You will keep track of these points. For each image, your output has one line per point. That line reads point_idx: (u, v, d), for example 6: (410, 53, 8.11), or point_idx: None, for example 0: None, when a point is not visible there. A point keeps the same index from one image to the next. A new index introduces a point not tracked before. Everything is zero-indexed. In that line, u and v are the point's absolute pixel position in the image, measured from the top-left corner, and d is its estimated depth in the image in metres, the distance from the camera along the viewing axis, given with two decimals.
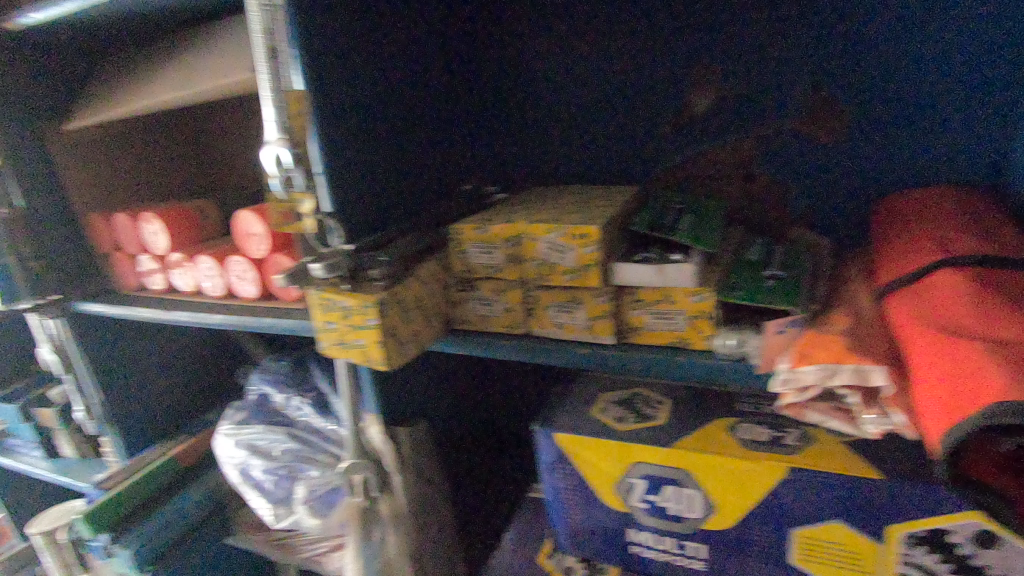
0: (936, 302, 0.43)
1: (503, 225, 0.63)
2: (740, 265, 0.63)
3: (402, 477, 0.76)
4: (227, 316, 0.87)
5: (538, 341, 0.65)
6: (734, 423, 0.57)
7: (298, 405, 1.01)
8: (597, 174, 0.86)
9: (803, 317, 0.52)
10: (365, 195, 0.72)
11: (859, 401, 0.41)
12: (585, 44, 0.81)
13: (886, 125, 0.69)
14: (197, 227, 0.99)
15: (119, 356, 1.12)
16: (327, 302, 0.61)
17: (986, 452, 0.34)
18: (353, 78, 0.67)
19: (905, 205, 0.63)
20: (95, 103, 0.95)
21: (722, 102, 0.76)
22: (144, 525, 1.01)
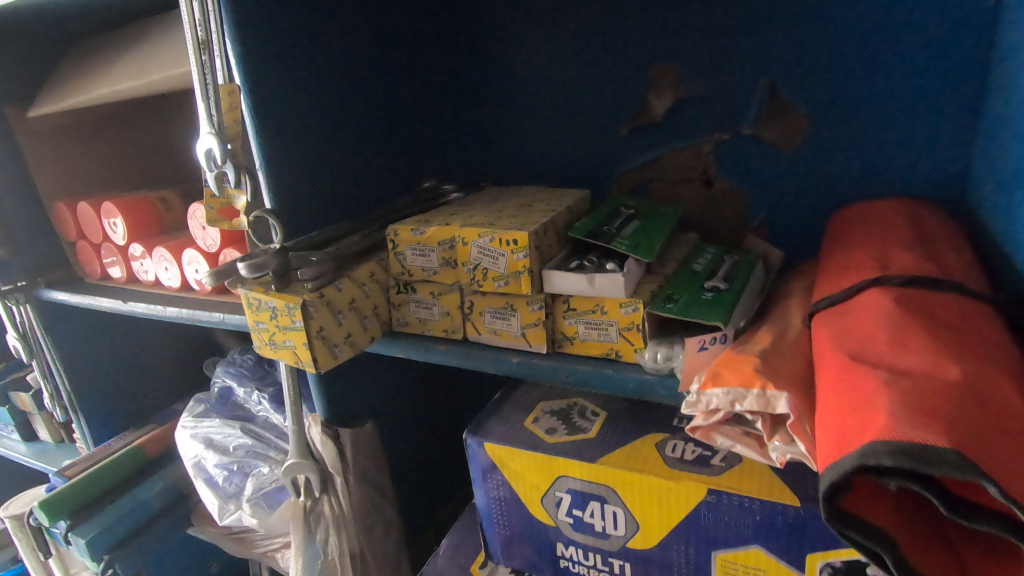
0: (854, 326, 0.41)
1: (437, 227, 0.61)
2: (683, 275, 0.61)
3: (344, 479, 0.75)
4: (180, 310, 0.86)
5: (474, 347, 0.63)
6: (664, 439, 0.55)
7: (258, 399, 1.00)
8: (557, 175, 0.84)
9: (732, 334, 0.50)
10: (308, 192, 0.70)
11: (765, 428, 0.39)
12: (544, 41, 0.78)
13: (846, 133, 0.66)
14: (159, 217, 0.98)
15: (87, 344, 1.12)
16: (257, 302, 0.61)
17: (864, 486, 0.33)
18: (293, 74, 0.66)
19: (857, 219, 0.60)
20: (57, 91, 0.94)
21: (682, 104, 0.73)
22: (102, 515, 1.00)
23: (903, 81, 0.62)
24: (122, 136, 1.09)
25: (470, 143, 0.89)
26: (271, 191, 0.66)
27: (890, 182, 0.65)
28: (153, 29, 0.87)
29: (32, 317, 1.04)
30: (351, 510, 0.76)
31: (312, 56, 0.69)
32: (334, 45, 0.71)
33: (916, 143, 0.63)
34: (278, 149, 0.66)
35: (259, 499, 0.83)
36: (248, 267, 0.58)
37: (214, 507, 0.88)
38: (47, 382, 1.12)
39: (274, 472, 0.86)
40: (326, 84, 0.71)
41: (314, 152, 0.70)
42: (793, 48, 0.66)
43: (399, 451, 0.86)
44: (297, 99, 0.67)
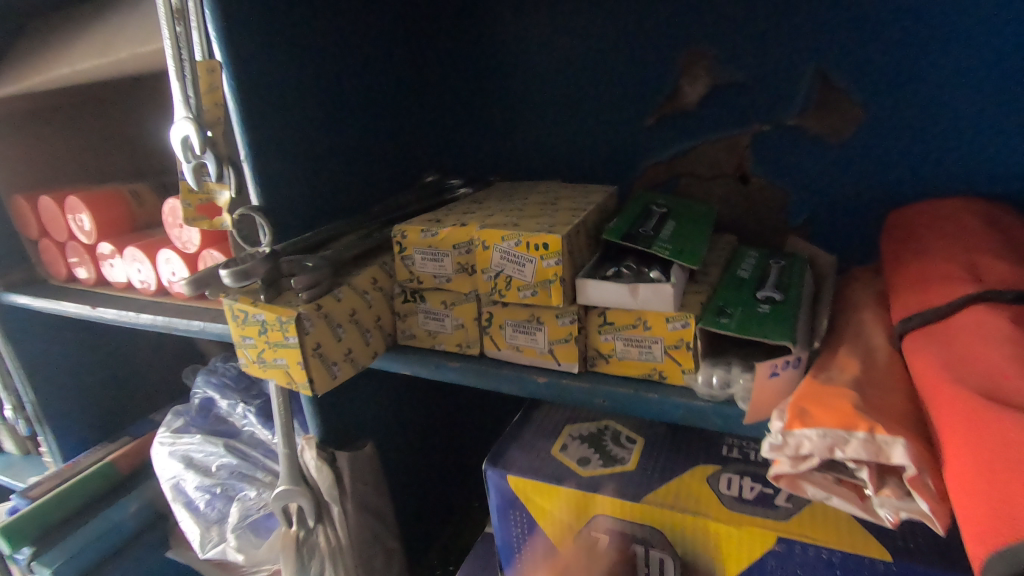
0: (966, 351, 0.35)
1: (452, 228, 0.53)
2: (730, 283, 0.54)
3: (342, 508, 0.67)
4: (155, 317, 0.78)
5: (492, 365, 0.56)
6: (716, 473, 0.49)
7: (243, 412, 0.90)
8: (573, 169, 0.77)
9: (804, 357, 0.43)
10: (299, 187, 0.62)
11: (871, 480, 0.33)
12: (561, 20, 0.71)
13: (902, 124, 0.59)
14: (130, 213, 0.88)
15: (52, 352, 1.02)
16: (242, 315, 0.53)
17: None
18: (280, 51, 0.58)
19: (923, 220, 0.54)
20: (12, 71, 0.84)
21: (717, 91, 0.66)
22: (70, 539, 0.92)
23: (970, 65, 0.55)
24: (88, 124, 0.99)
25: (476, 133, 0.81)
26: (258, 186, 0.58)
27: (949, 180, 0.59)
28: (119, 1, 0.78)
29: None
30: (349, 544, 0.68)
31: (302, 31, 0.60)
32: (326, 20, 0.63)
33: (982, 136, 0.57)
34: (264, 138, 0.57)
35: (243, 531, 0.77)
36: (231, 276, 0.49)
37: (195, 537, 0.80)
38: (8, 392, 1.02)
39: (261, 497, 0.78)
40: (318, 65, 0.62)
41: (305, 141, 0.62)
42: (844, 29, 0.59)
43: (399, 471, 0.79)
44: (285, 80, 0.59)
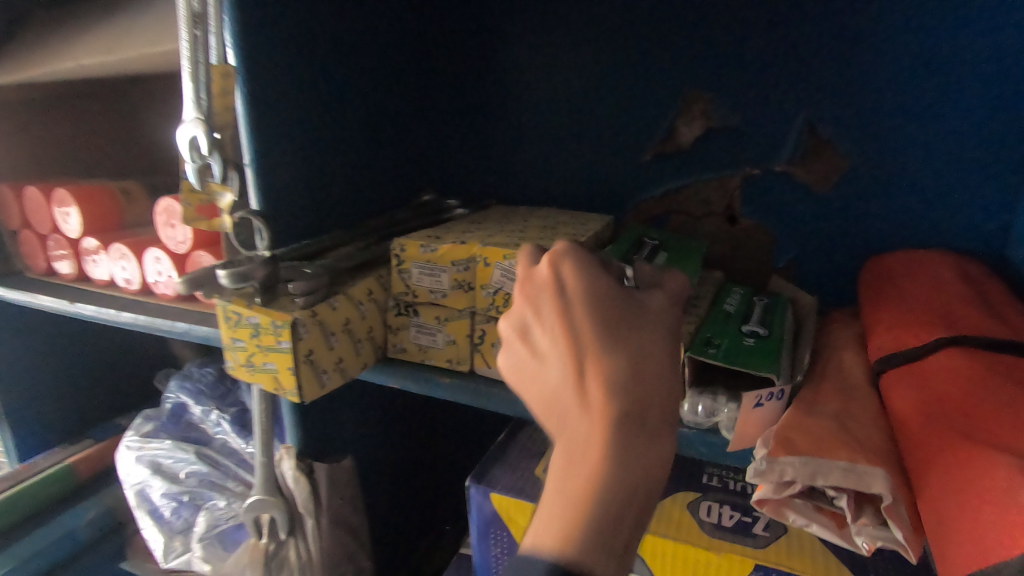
0: (942, 391, 0.37)
1: (453, 245, 0.54)
2: (716, 316, 0.55)
3: (316, 521, 0.66)
4: (137, 316, 0.76)
5: (482, 383, 0.57)
6: (697, 500, 0.50)
7: (217, 420, 0.89)
8: (568, 199, 0.79)
9: (786, 389, 0.45)
10: (302, 196, 0.63)
11: (850, 508, 0.34)
12: (567, 55, 0.74)
13: (882, 177, 0.63)
14: (119, 210, 0.87)
15: (20, 348, 0.99)
16: (235, 317, 0.53)
17: None
18: (294, 63, 0.59)
19: (899, 267, 0.57)
20: (13, 60, 0.83)
21: (711, 133, 0.69)
22: (19, 545, 0.87)
23: (947, 127, 0.60)
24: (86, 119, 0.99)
25: (476, 156, 0.83)
26: (260, 191, 0.58)
27: (922, 233, 0.63)
28: None
29: None
30: (320, 559, 0.67)
31: (318, 45, 0.61)
32: (341, 37, 0.64)
33: (953, 194, 0.61)
34: (271, 144, 0.58)
35: (211, 540, 0.74)
36: (230, 277, 0.49)
37: (157, 547, 0.78)
38: None
39: (231, 507, 0.76)
40: (329, 78, 0.64)
41: (309, 151, 0.63)
42: (833, 85, 0.63)
43: (376, 487, 0.78)
44: (296, 91, 0.60)
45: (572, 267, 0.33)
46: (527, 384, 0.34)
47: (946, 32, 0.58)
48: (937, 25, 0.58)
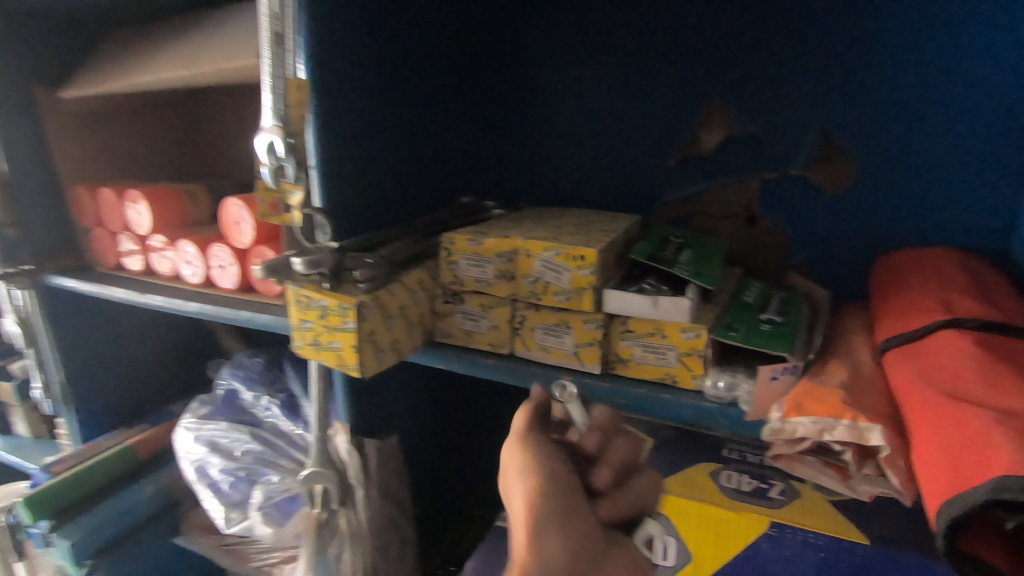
0: (936, 363, 0.42)
1: (497, 238, 0.60)
2: (736, 306, 0.60)
3: (365, 492, 0.72)
4: (202, 306, 0.83)
5: (522, 363, 0.63)
6: (718, 469, 0.55)
7: (267, 404, 0.97)
8: (597, 201, 0.85)
9: (800, 364, 0.50)
10: (359, 197, 0.70)
11: (853, 459, 0.40)
12: (598, 68, 0.80)
13: (893, 181, 0.68)
14: (183, 210, 0.95)
15: (87, 337, 1.08)
16: (306, 300, 0.60)
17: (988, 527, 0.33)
18: (356, 76, 0.66)
19: (907, 262, 0.62)
20: (93, 74, 0.92)
21: (732, 140, 0.75)
22: (86, 517, 0.95)
23: (953, 134, 0.65)
24: (152, 127, 1.08)
25: (511, 163, 0.90)
26: (323, 190, 0.65)
27: (930, 233, 0.68)
28: (204, 21, 0.86)
29: (31, 302, 0.99)
30: (369, 526, 0.72)
31: (376, 61, 0.69)
32: (395, 52, 0.71)
33: (958, 196, 0.66)
34: (335, 149, 0.65)
35: (269, 509, 0.80)
36: (304, 263, 0.56)
37: (217, 516, 0.84)
38: (39, 372, 1.06)
39: (285, 481, 0.83)
40: (384, 90, 0.71)
41: (366, 154, 0.70)
42: (846, 96, 0.68)
43: (416, 466, 0.84)
44: (357, 101, 0.67)
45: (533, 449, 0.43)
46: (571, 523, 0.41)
47: (953, 46, 0.63)
48: (944, 40, 0.63)
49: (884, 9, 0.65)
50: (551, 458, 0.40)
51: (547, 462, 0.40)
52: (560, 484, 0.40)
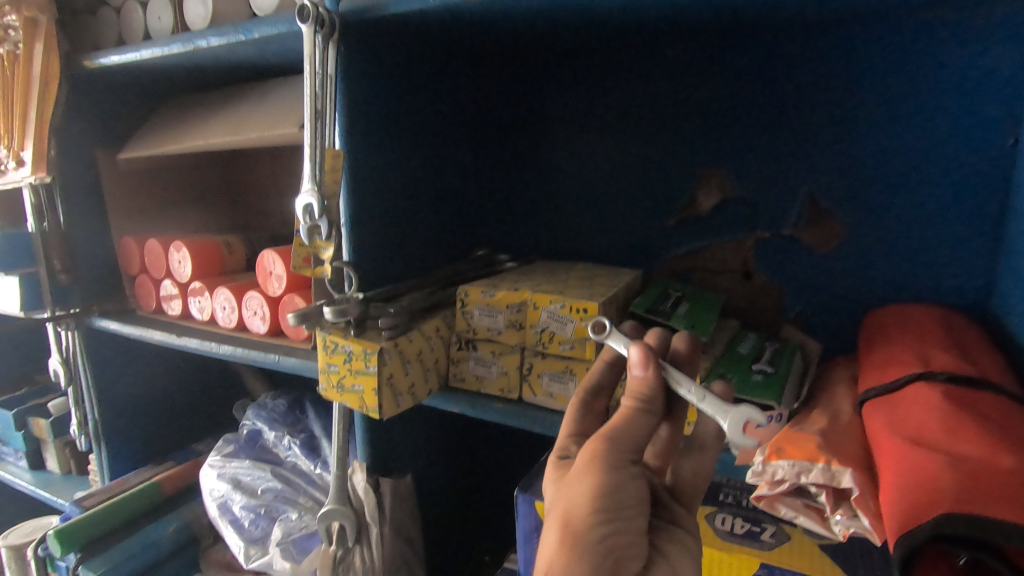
0: (906, 413, 0.45)
1: (508, 291, 0.66)
2: (731, 356, 0.64)
3: (380, 530, 0.75)
4: (235, 349, 0.90)
5: (529, 408, 0.67)
6: (712, 511, 0.59)
7: (288, 444, 1.02)
8: (602, 255, 0.91)
9: (785, 413, 0.54)
10: (383, 251, 0.76)
11: (829, 500, 0.44)
12: (603, 136, 0.88)
13: (879, 242, 0.73)
14: (221, 259, 1.03)
15: (122, 376, 1.15)
16: (333, 345, 0.65)
17: (944, 563, 0.36)
18: (385, 146, 0.74)
19: (892, 318, 0.66)
20: (148, 138, 1.02)
21: (727, 201, 0.81)
22: (111, 550, 0.99)
23: (933, 200, 0.70)
24: (196, 183, 1.19)
25: (523, 219, 0.97)
26: (352, 245, 0.71)
27: (915, 289, 0.72)
28: (250, 94, 0.97)
29: (76, 343, 1.08)
30: (382, 564, 0.75)
31: (402, 130, 0.77)
32: (419, 122, 0.80)
33: (939, 256, 0.71)
34: (364, 208, 0.72)
35: (287, 545, 0.83)
36: (333, 312, 0.62)
37: (238, 551, 0.88)
38: (76, 409, 1.14)
39: (302, 519, 0.87)
40: (409, 157, 0.79)
41: (391, 212, 0.77)
42: (832, 165, 0.74)
43: (428, 507, 0.87)
44: (385, 166, 0.75)
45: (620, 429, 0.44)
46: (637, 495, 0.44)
47: (925, 120, 0.69)
48: (919, 117, 0.69)
49: (862, 89, 0.71)
50: (614, 492, 0.42)
51: (603, 500, 0.42)
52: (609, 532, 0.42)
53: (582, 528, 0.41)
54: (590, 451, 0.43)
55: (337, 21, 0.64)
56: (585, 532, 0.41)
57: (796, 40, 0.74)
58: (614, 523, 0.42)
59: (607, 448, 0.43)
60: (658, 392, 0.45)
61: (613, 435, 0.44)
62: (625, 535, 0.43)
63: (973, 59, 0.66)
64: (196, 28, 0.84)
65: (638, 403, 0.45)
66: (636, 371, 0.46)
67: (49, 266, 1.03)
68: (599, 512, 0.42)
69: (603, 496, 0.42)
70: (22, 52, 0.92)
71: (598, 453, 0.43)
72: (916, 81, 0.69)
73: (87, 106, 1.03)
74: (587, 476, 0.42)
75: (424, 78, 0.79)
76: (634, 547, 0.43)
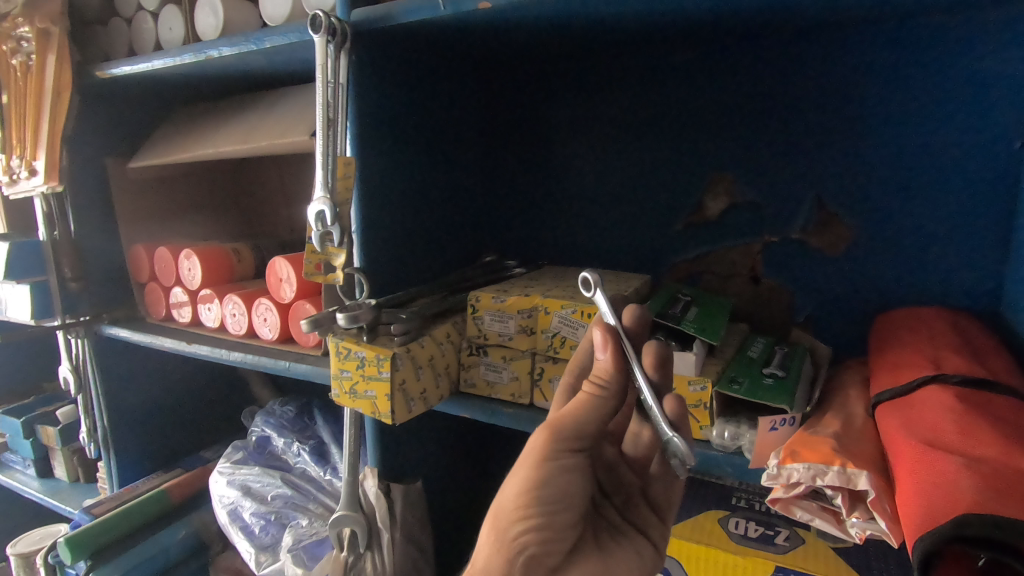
0: (919, 416, 0.46)
1: (518, 296, 0.66)
2: (741, 360, 0.65)
3: (391, 536, 0.75)
4: (245, 355, 0.90)
5: (540, 413, 0.68)
6: (726, 516, 0.59)
7: (297, 451, 1.02)
8: (611, 259, 0.91)
9: (798, 416, 0.54)
10: (394, 258, 0.77)
11: (845, 503, 0.44)
12: (611, 142, 0.88)
13: (887, 245, 0.74)
14: (230, 267, 1.03)
15: (130, 383, 1.15)
16: (346, 351, 0.66)
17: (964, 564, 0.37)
18: (396, 154, 0.75)
19: (901, 321, 0.66)
20: (158, 148, 1.03)
21: (735, 206, 0.81)
22: (122, 557, 0.99)
23: (940, 203, 0.70)
24: (204, 191, 1.19)
25: (530, 225, 0.97)
26: (362, 251, 0.72)
27: (924, 292, 0.73)
28: (261, 102, 0.98)
29: (86, 351, 1.09)
30: (393, 570, 0.75)
31: (411, 137, 0.77)
32: (427, 129, 0.80)
33: (948, 259, 0.71)
34: (375, 216, 0.73)
35: (298, 551, 0.83)
36: (346, 318, 0.62)
37: (249, 558, 0.88)
38: (85, 417, 1.14)
39: (313, 525, 0.87)
40: (418, 163, 0.79)
41: (401, 219, 0.77)
42: (839, 169, 0.75)
43: (438, 512, 0.87)
44: (396, 173, 0.75)
45: (560, 421, 0.46)
46: (572, 490, 0.45)
47: (933, 124, 0.69)
48: (925, 121, 0.70)
49: (867, 94, 0.72)
50: (544, 486, 0.45)
51: (531, 494, 0.45)
52: (534, 526, 0.44)
53: (508, 520, 0.45)
54: (530, 444, 0.46)
55: (348, 31, 0.64)
56: (510, 522, 0.45)
57: (800, 47, 0.75)
58: (542, 517, 0.45)
59: (547, 444, 0.45)
60: (616, 376, 0.47)
61: (557, 424, 0.46)
62: (553, 528, 0.45)
63: (978, 65, 0.66)
64: (206, 38, 0.85)
65: (596, 389, 0.48)
66: (599, 354, 0.48)
67: (59, 274, 1.04)
68: (526, 503, 0.44)
69: (530, 489, 0.44)
70: (35, 63, 0.93)
71: (536, 446, 0.46)
72: (922, 86, 0.69)
73: (97, 116, 1.04)
74: (522, 468, 0.45)
75: (433, 87, 0.80)
76: (561, 541, 0.46)
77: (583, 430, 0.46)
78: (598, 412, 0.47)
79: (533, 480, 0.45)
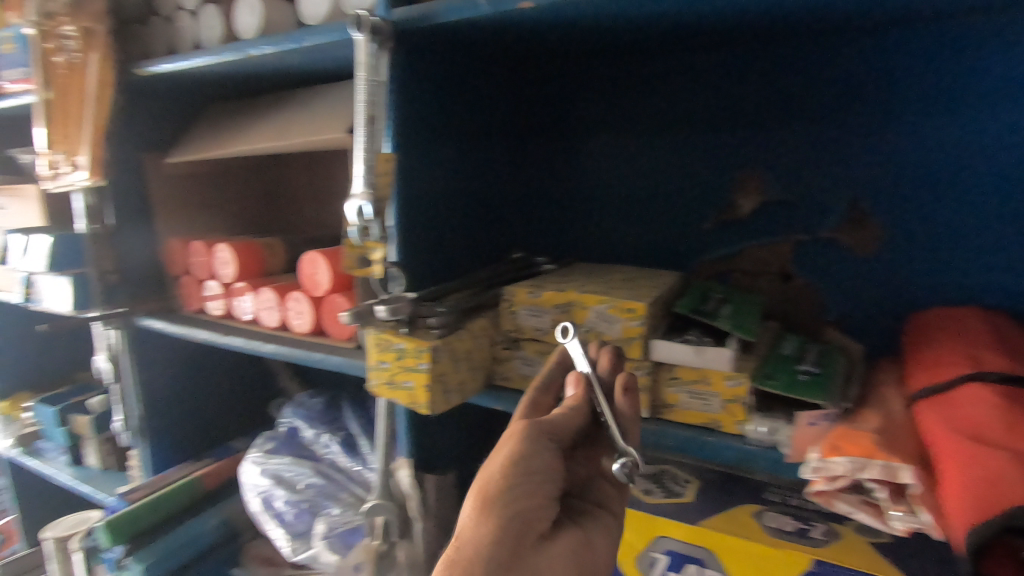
0: (960, 411, 0.46)
1: (555, 291, 0.67)
2: (775, 357, 0.65)
3: (424, 525, 0.77)
4: (279, 347, 0.91)
5: None
6: (760, 510, 0.60)
7: (327, 442, 1.04)
8: (640, 256, 0.92)
9: (836, 412, 0.54)
10: (430, 253, 0.78)
11: (888, 496, 0.45)
12: (642, 141, 0.89)
13: (920, 245, 0.74)
14: (263, 261, 1.05)
15: (163, 374, 1.18)
16: (385, 342, 0.67)
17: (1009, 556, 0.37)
18: (432, 151, 0.77)
19: (935, 320, 0.66)
20: (193, 144, 1.05)
21: (766, 205, 0.82)
22: (157, 543, 1.02)
23: (976, 203, 0.70)
24: (236, 187, 1.22)
25: (560, 222, 0.98)
26: (399, 246, 0.73)
27: (957, 291, 0.73)
28: (295, 100, 0.99)
29: (121, 342, 1.11)
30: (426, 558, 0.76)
31: (447, 134, 0.79)
32: (463, 125, 0.81)
33: (982, 259, 0.71)
34: (412, 211, 0.74)
35: (332, 539, 0.85)
36: (387, 310, 0.65)
37: (283, 545, 0.90)
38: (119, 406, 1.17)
39: (345, 514, 0.89)
40: (453, 160, 0.81)
41: (437, 215, 0.79)
42: (872, 168, 0.75)
43: None
44: (431, 171, 0.77)
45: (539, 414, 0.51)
46: (549, 472, 0.50)
47: (969, 124, 0.69)
48: (961, 120, 0.70)
49: (903, 93, 0.72)
50: (526, 464, 0.49)
51: (515, 470, 0.48)
52: (517, 499, 0.48)
53: (495, 491, 0.48)
54: (511, 430, 0.51)
55: (390, 30, 0.66)
56: (496, 494, 0.48)
57: (835, 46, 0.75)
58: (524, 490, 0.48)
59: (529, 430, 0.50)
60: (587, 407, 0.54)
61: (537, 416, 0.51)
62: (533, 502, 0.49)
63: (1017, 64, 0.66)
64: (246, 37, 0.87)
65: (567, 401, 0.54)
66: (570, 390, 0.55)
67: (98, 267, 1.06)
68: (512, 478, 0.48)
69: (515, 465, 0.48)
70: (78, 60, 0.96)
71: (517, 430, 0.50)
72: (959, 86, 0.69)
73: (136, 113, 1.06)
74: (505, 447, 0.50)
75: (470, 85, 0.81)
76: (542, 513, 0.50)
77: (558, 422, 0.51)
78: (571, 414, 0.53)
79: (517, 458, 0.49)
